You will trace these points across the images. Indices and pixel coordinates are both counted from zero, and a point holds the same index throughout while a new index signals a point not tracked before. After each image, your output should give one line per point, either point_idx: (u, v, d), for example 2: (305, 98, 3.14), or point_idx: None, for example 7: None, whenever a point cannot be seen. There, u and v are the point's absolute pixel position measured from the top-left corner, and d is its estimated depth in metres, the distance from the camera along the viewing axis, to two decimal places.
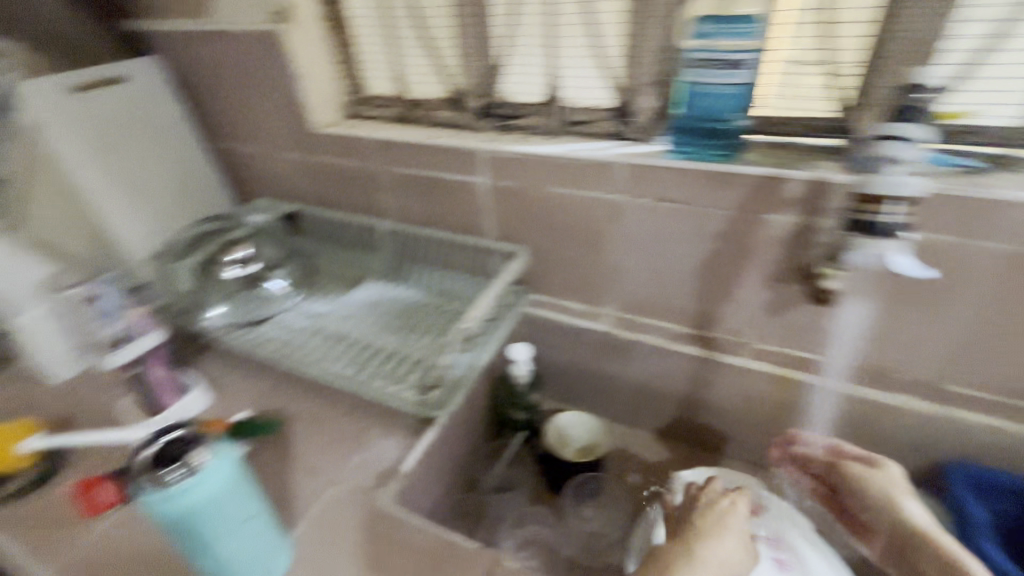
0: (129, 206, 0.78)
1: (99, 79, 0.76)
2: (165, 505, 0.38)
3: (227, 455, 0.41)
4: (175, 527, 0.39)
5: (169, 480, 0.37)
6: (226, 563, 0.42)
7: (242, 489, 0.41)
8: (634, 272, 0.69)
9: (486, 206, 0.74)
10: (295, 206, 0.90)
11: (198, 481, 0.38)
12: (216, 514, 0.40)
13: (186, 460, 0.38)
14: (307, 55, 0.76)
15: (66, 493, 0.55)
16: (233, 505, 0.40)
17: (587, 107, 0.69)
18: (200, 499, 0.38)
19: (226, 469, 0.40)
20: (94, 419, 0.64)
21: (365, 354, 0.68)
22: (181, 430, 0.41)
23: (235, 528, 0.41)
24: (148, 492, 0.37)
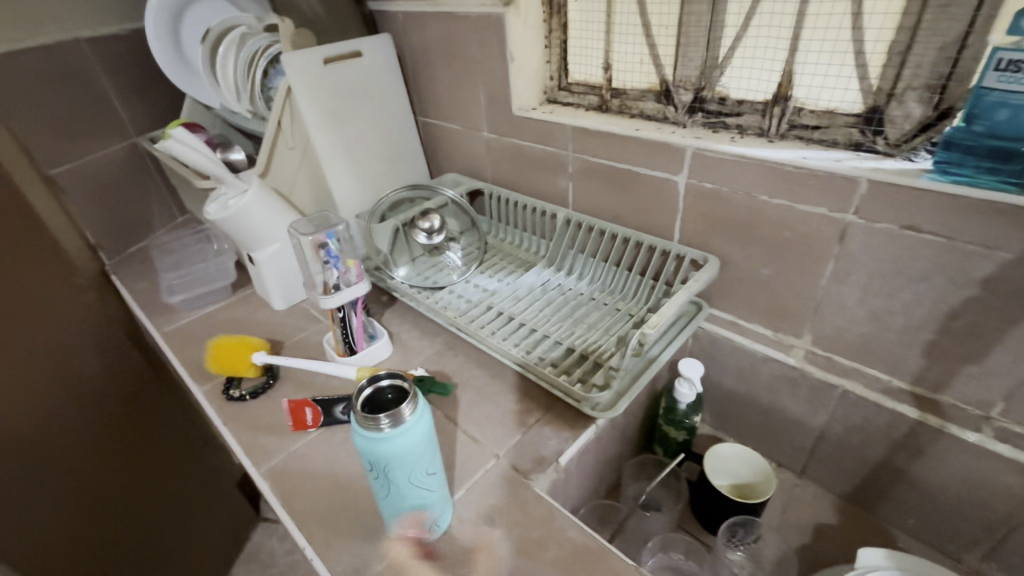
0: (346, 167, 0.88)
1: (345, 53, 0.86)
2: (375, 445, 0.42)
3: (425, 412, 0.44)
4: (376, 465, 0.43)
5: (382, 424, 0.41)
6: (405, 507, 0.46)
7: (430, 446, 0.45)
8: (849, 306, 0.59)
9: (679, 207, 0.70)
10: (479, 183, 0.94)
11: (402, 432, 0.42)
12: (410, 463, 0.43)
13: (399, 409, 0.42)
14: (521, 38, 0.78)
15: (277, 406, 0.64)
16: (424, 458, 0.44)
17: (823, 109, 0.60)
18: (404, 447, 0.42)
19: (424, 424, 0.44)
20: (301, 347, 0.74)
21: (534, 338, 0.69)
22: (391, 379, 0.45)
23: (420, 478, 0.45)
24: (368, 430, 0.41)
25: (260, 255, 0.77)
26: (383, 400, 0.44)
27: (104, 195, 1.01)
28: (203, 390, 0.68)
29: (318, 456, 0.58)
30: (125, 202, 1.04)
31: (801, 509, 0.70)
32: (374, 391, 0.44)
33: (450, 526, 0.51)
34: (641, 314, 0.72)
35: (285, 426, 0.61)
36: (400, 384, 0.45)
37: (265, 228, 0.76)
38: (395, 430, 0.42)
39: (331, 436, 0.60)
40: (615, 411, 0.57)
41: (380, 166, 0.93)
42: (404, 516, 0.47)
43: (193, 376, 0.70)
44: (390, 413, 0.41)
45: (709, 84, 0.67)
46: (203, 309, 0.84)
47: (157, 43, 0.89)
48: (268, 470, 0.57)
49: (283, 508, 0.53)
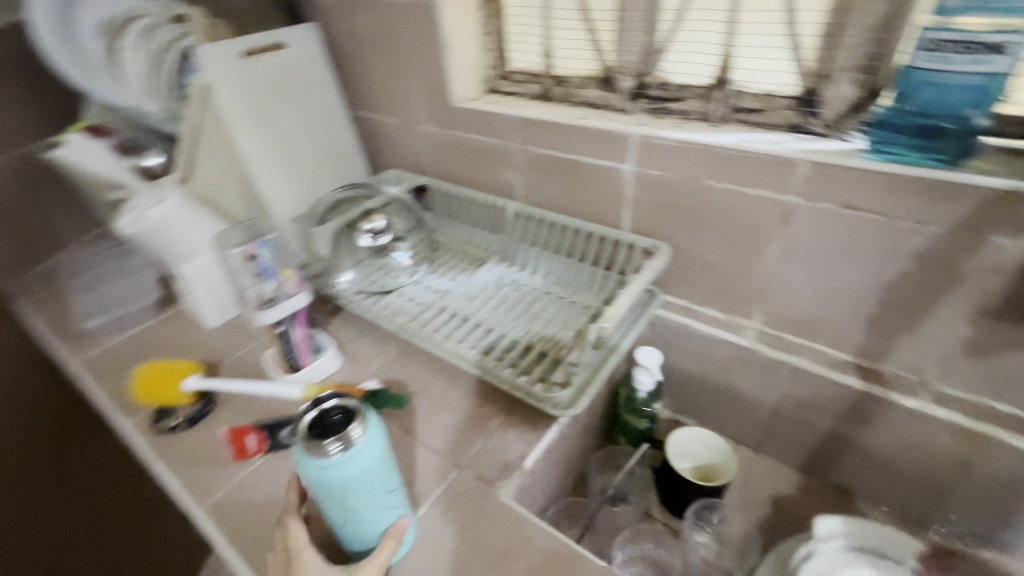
0: (279, 169, 0.82)
1: (266, 45, 0.80)
2: (326, 472, 0.40)
3: (378, 430, 0.42)
4: (330, 493, 0.41)
5: (330, 451, 0.39)
6: (368, 530, 0.44)
7: (387, 466, 0.43)
8: (795, 285, 0.61)
9: (628, 196, 0.69)
10: (423, 179, 0.90)
11: (355, 455, 0.40)
12: (365, 487, 0.41)
13: (347, 434, 0.40)
14: (457, 26, 0.74)
15: (217, 435, 0.59)
16: (380, 481, 0.42)
17: (761, 92, 0.60)
18: (355, 473, 0.40)
19: (377, 444, 0.41)
20: (240, 367, 0.68)
21: (490, 339, 0.66)
22: (340, 399, 0.43)
23: (380, 499, 0.43)
24: (315, 460, 0.39)
25: (188, 269, 0.70)
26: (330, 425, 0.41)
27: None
28: (130, 424, 0.62)
29: (266, 486, 0.53)
30: (23, 219, 0.93)
31: (760, 483, 0.72)
32: (320, 415, 0.42)
33: (415, 547, 0.48)
34: (597, 306, 0.71)
35: (226, 455, 0.56)
36: (348, 405, 0.42)
37: (190, 239, 0.69)
38: (346, 453, 0.40)
39: (279, 463, 0.55)
40: (577, 408, 0.55)
41: (315, 166, 0.87)
42: (368, 540, 0.45)
43: (117, 409, 0.64)
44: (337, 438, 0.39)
45: (650, 70, 0.67)
46: (125, 332, 0.76)
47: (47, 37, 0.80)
48: (210, 506, 0.52)
49: (230, 547, 0.49)
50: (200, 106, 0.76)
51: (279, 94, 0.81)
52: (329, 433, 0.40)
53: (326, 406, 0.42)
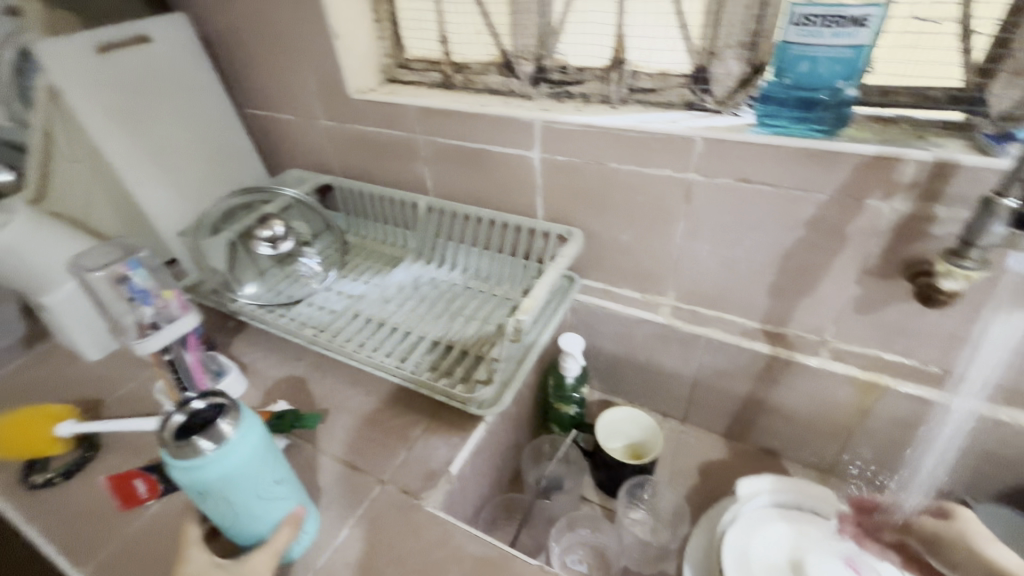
0: (158, 177, 0.74)
1: (126, 39, 0.71)
2: (201, 472, 0.38)
3: (255, 421, 0.41)
4: (209, 493, 0.39)
5: (201, 448, 0.38)
6: (259, 526, 0.43)
7: (271, 456, 0.42)
8: (702, 260, 0.62)
9: (538, 183, 0.68)
10: (326, 177, 0.85)
11: (231, 447, 0.39)
12: (249, 480, 0.40)
13: (218, 428, 0.39)
14: (344, 12, 0.69)
15: (100, 484, 0.52)
16: (265, 471, 0.41)
17: (656, 72, 0.61)
18: (235, 466, 0.39)
19: (255, 435, 0.41)
20: (127, 403, 0.61)
21: (408, 342, 0.63)
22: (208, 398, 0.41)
23: (268, 491, 0.42)
24: (184, 460, 0.37)
25: (50, 299, 0.61)
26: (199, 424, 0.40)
27: None
28: None
29: (162, 535, 0.48)
30: None
31: (688, 453, 0.75)
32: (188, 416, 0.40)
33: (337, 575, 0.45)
34: (517, 297, 0.70)
35: (112, 506, 0.50)
36: (218, 401, 0.41)
37: (49, 263, 0.60)
38: (220, 449, 0.38)
39: (176, 506, 0.50)
40: (500, 405, 0.54)
41: (203, 172, 0.80)
42: (263, 537, 0.44)
43: None
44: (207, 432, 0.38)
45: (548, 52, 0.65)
46: None
47: None
48: (95, 567, 0.46)
49: None
50: (49, 108, 0.66)
51: (149, 94, 0.73)
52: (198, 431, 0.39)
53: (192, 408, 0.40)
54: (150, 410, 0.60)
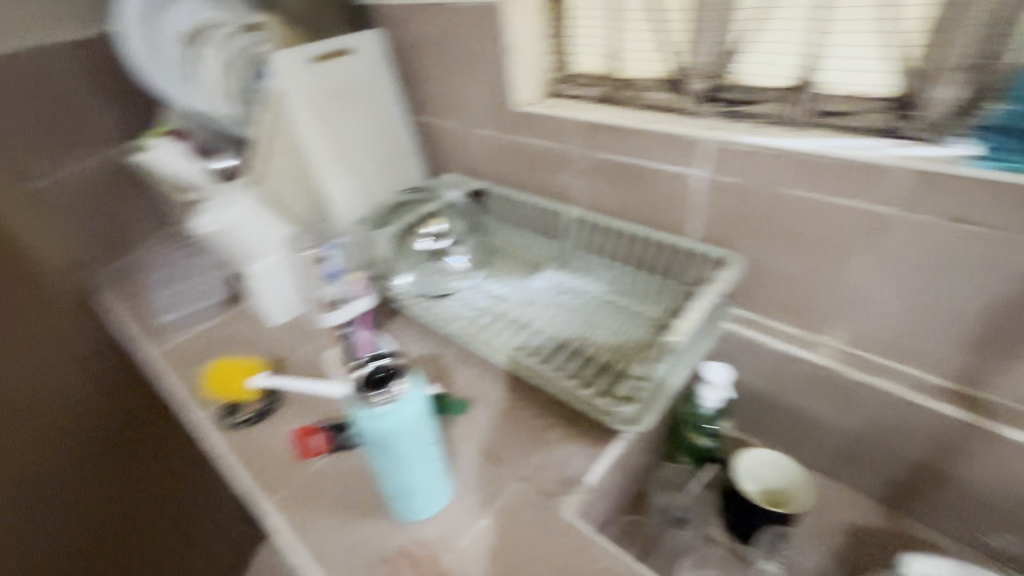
0: (341, 173, 0.84)
1: (330, 52, 0.81)
2: (374, 422, 0.42)
3: (421, 388, 0.45)
4: (376, 442, 0.43)
5: (376, 402, 0.42)
6: (406, 481, 0.47)
7: (427, 422, 0.45)
8: (883, 302, 0.56)
9: (698, 203, 0.66)
10: (480, 183, 0.90)
11: (400, 407, 0.42)
12: (408, 438, 0.44)
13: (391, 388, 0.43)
14: (522, 30, 0.74)
15: (282, 432, 0.60)
16: (421, 433, 0.44)
17: (847, 96, 0.57)
18: (400, 423, 0.42)
19: (420, 400, 0.44)
20: (303, 366, 0.70)
21: (550, 347, 0.65)
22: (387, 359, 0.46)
23: (421, 452, 0.45)
24: (362, 408, 0.42)
25: (257, 266, 0.72)
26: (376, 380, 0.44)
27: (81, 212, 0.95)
28: (201, 417, 0.64)
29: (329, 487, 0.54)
30: (106, 216, 0.99)
31: (833, 511, 0.68)
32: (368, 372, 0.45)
33: (477, 558, 0.47)
34: (660, 317, 0.69)
35: (292, 454, 0.57)
36: (394, 364, 0.45)
37: (261, 239, 0.71)
38: (389, 406, 0.42)
39: (341, 462, 0.56)
40: (643, 425, 0.53)
41: (376, 169, 0.89)
42: (407, 493, 0.47)
43: (189, 402, 0.66)
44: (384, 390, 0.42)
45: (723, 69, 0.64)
46: (193, 328, 0.79)
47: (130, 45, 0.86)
48: (278, 503, 0.53)
49: (296, 544, 0.50)
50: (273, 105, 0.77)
51: (343, 100, 0.83)
52: (376, 387, 0.43)
53: (372, 365, 0.44)
54: (321, 375, 0.68)
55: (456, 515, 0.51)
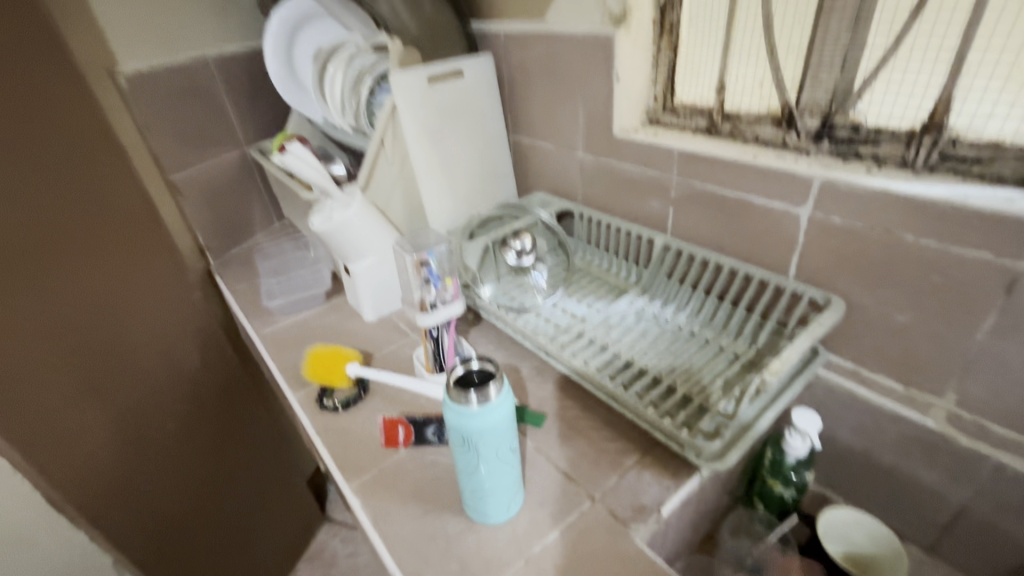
0: (439, 185, 0.90)
1: (447, 73, 0.87)
2: (465, 421, 0.44)
3: (510, 393, 0.46)
4: (464, 440, 0.45)
5: (470, 402, 0.44)
6: (484, 483, 0.48)
7: (512, 427, 0.47)
8: (1011, 368, 0.51)
9: (799, 241, 0.64)
10: (570, 204, 0.92)
11: (491, 409, 0.44)
12: (494, 440, 0.45)
13: (485, 391, 0.44)
14: (628, 59, 0.76)
15: (368, 419, 0.64)
16: (506, 436, 0.46)
17: (987, 141, 0.52)
18: (490, 425, 0.44)
19: (508, 405, 0.46)
20: (391, 361, 0.74)
21: (631, 372, 0.65)
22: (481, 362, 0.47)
23: (502, 456, 0.47)
24: (457, 406, 0.44)
25: (355, 267, 0.79)
26: (471, 381, 0.46)
27: (213, 203, 1.09)
28: (297, 396, 0.70)
29: (407, 478, 0.57)
30: (232, 208, 1.12)
31: None
32: (463, 372, 0.47)
33: (544, 572, 0.48)
34: (749, 355, 0.66)
35: (376, 441, 0.61)
36: (488, 368, 0.46)
37: (367, 242, 0.77)
38: (482, 405, 0.44)
39: (420, 456, 0.59)
40: (725, 463, 0.51)
41: (472, 183, 0.94)
42: (483, 494, 0.49)
43: (288, 381, 0.72)
44: (479, 391, 0.44)
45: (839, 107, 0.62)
46: (296, 315, 0.87)
47: (274, 61, 1.00)
48: (360, 485, 0.56)
49: (374, 527, 0.52)
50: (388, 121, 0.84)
51: (450, 117, 0.88)
52: (471, 387, 0.45)
53: (469, 367, 0.46)
54: (406, 372, 0.72)
55: (525, 525, 0.52)
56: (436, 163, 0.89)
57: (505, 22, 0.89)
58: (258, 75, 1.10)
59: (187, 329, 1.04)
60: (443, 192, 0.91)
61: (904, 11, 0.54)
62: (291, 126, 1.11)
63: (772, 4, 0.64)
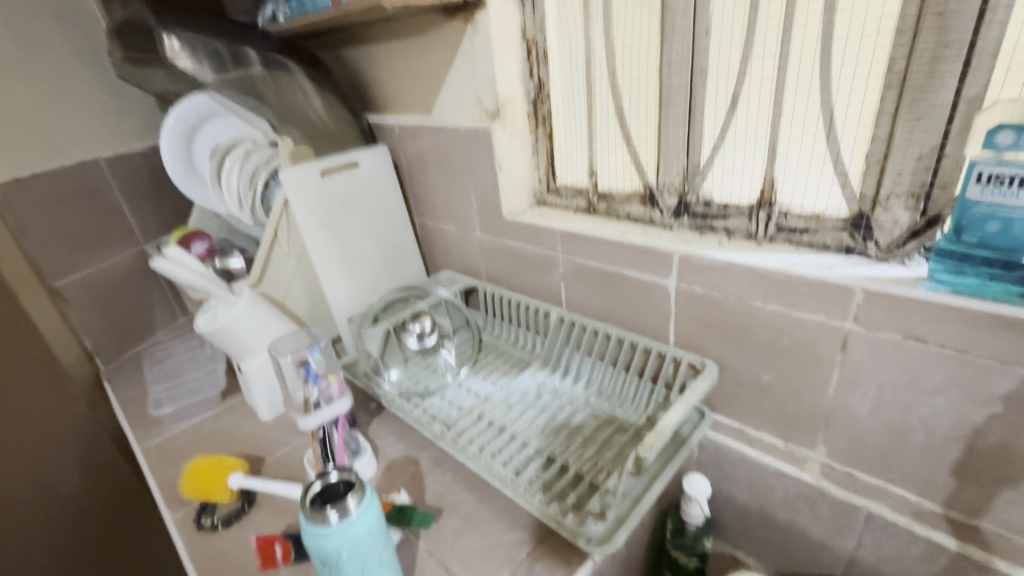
0: (338, 272, 0.90)
1: (340, 165, 0.89)
2: (326, 540, 0.42)
3: (375, 501, 0.45)
4: (327, 561, 0.42)
5: (328, 520, 0.42)
6: None
7: (380, 537, 0.45)
8: (862, 419, 0.55)
9: (672, 310, 0.68)
10: (473, 281, 0.94)
11: (351, 523, 0.42)
12: (361, 556, 0.43)
13: (345, 505, 0.42)
14: (508, 149, 0.81)
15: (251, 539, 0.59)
16: (374, 549, 0.44)
17: (809, 213, 0.59)
18: (352, 540, 0.42)
19: (372, 514, 0.44)
20: (285, 464, 0.70)
21: (525, 453, 0.64)
22: (343, 472, 0.46)
23: (373, 571, 0.44)
24: (315, 527, 0.42)
25: (247, 364, 0.76)
26: (333, 494, 0.44)
27: (104, 306, 1.03)
28: (173, 517, 0.64)
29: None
30: (126, 309, 1.07)
31: None
32: (324, 486, 0.45)
33: None
34: (639, 424, 0.68)
35: (255, 563, 0.56)
36: (349, 477, 0.45)
37: (257, 339, 0.75)
38: (341, 521, 0.42)
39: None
40: (613, 544, 0.51)
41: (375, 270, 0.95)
42: None
43: (165, 501, 0.66)
44: (337, 506, 0.42)
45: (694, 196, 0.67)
46: (184, 424, 0.81)
47: (170, 158, 0.99)
48: None
49: None
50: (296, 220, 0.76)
51: (346, 206, 0.90)
52: (330, 502, 0.43)
53: (330, 479, 0.45)
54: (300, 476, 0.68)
55: None
56: (335, 252, 0.89)
57: (398, 117, 0.94)
58: (155, 172, 1.09)
59: (66, 450, 0.96)
60: (343, 278, 0.91)
61: (724, 105, 0.62)
62: (192, 220, 1.09)
63: (622, 99, 0.71)
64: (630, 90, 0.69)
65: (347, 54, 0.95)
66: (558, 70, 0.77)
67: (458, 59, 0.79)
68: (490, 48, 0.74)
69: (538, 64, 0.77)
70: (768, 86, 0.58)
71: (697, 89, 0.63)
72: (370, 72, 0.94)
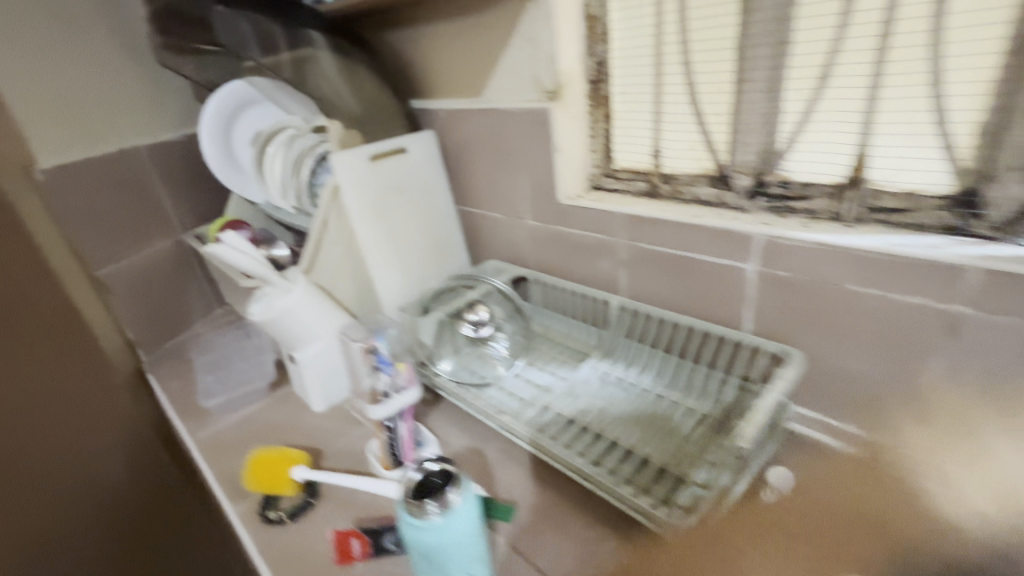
0: (388, 261, 0.88)
1: (388, 150, 0.87)
2: (424, 533, 0.40)
3: (473, 496, 0.42)
4: (426, 554, 0.41)
5: (427, 512, 0.40)
6: None
7: (478, 534, 0.42)
8: (968, 408, 0.52)
9: (749, 296, 0.65)
10: (523, 270, 0.92)
11: (450, 519, 0.40)
12: (458, 554, 0.41)
13: (443, 499, 0.40)
14: (566, 130, 0.78)
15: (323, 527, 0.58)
16: (472, 547, 0.41)
17: (903, 192, 0.56)
18: (450, 537, 0.40)
19: (470, 510, 0.41)
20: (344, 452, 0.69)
21: (601, 446, 0.62)
22: (442, 462, 0.44)
23: (471, 569, 0.42)
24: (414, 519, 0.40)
25: (302, 354, 0.74)
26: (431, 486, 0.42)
27: (144, 296, 1.01)
28: (237, 510, 0.62)
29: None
30: (165, 299, 1.05)
31: None
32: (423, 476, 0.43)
33: None
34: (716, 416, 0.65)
35: (329, 558, 0.54)
36: (448, 469, 0.42)
37: (314, 329, 0.73)
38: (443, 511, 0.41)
39: (381, 572, 0.52)
40: None
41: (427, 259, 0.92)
42: None
43: (227, 493, 0.65)
44: (435, 500, 0.39)
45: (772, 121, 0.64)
46: (236, 414, 0.79)
47: (211, 146, 0.98)
48: None
49: None
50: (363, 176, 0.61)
51: (393, 193, 0.88)
52: (428, 494, 0.41)
53: (427, 469, 0.42)
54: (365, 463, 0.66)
55: None
56: (383, 240, 0.87)
57: (445, 101, 0.91)
58: (194, 160, 1.07)
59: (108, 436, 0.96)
60: (391, 267, 0.89)
61: (811, 79, 0.59)
62: (230, 209, 1.07)
63: (695, 75, 0.67)
64: (704, 67, 0.66)
65: (392, 36, 0.92)
66: (622, 48, 0.73)
67: (515, 38, 0.76)
68: (553, 25, 0.71)
69: (599, 41, 0.74)
70: (865, 57, 0.54)
71: (782, 62, 0.60)
72: (416, 55, 0.91)
